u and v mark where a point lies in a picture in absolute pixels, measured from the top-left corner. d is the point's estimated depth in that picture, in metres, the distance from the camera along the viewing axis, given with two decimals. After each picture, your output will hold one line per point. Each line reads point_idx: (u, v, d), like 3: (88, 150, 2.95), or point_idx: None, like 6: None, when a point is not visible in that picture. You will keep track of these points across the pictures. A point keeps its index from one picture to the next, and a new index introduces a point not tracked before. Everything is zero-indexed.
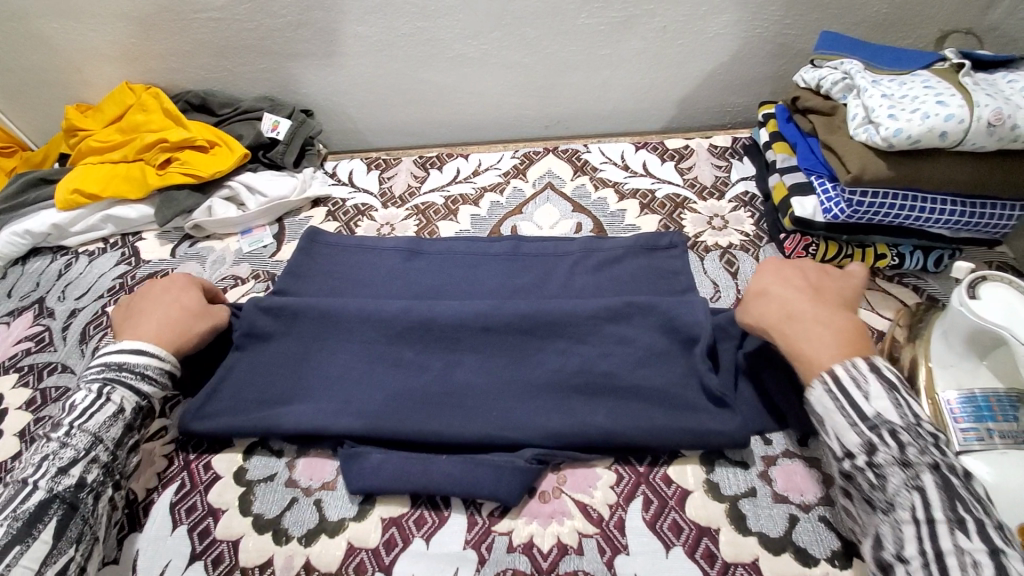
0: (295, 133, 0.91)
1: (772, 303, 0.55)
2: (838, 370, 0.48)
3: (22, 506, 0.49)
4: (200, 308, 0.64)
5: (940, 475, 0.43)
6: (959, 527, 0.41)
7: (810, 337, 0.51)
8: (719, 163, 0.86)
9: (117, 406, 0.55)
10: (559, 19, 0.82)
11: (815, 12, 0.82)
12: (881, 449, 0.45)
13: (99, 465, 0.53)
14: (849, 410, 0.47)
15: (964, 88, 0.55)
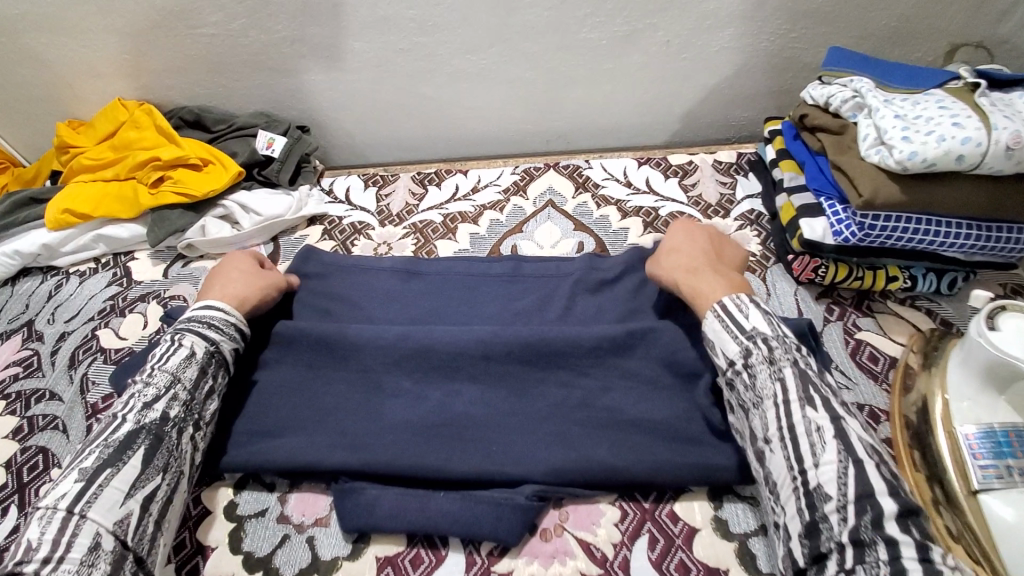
0: (291, 150, 0.89)
1: (679, 258, 0.60)
2: (726, 300, 0.52)
3: (112, 435, 0.50)
4: (256, 272, 0.66)
5: (798, 368, 0.47)
6: (808, 404, 0.46)
7: (707, 282, 0.55)
8: (724, 180, 0.84)
9: (189, 350, 0.56)
10: (560, 34, 0.80)
11: (822, 26, 0.80)
12: (754, 352, 0.49)
13: (180, 402, 0.53)
14: (731, 326, 0.51)
15: (981, 109, 0.53)
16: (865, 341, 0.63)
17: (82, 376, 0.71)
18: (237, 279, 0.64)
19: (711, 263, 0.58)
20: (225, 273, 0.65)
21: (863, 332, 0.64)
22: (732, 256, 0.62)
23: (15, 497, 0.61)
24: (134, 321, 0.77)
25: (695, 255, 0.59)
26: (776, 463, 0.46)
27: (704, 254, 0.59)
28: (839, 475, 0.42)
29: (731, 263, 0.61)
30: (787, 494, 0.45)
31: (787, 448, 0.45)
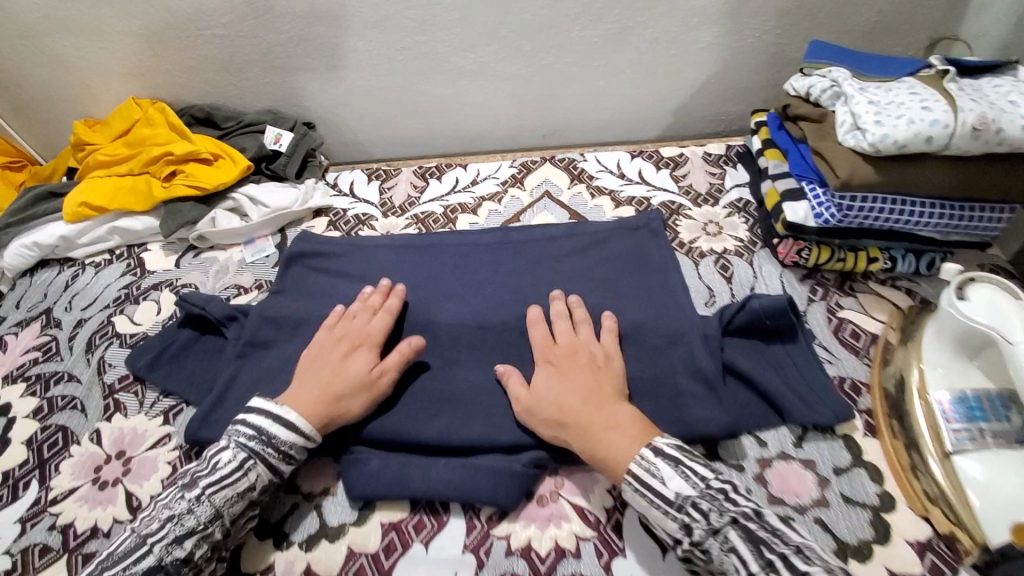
0: (297, 145, 0.93)
1: (556, 413, 0.55)
2: (634, 465, 0.50)
3: (134, 566, 0.48)
4: (365, 380, 0.59)
5: (741, 527, 0.45)
6: (773, 571, 0.42)
7: (605, 442, 0.52)
8: (713, 170, 0.88)
9: (248, 483, 0.53)
10: (554, 32, 0.84)
11: (805, 22, 0.83)
12: (695, 525, 0.46)
13: (209, 542, 0.51)
14: (655, 498, 0.48)
15: (949, 94, 0.56)
16: (848, 319, 0.66)
17: (99, 359, 0.74)
18: (337, 383, 0.58)
19: (594, 405, 0.55)
20: (330, 371, 0.60)
21: (845, 311, 0.67)
22: (617, 382, 0.58)
23: (37, 471, 0.65)
24: (147, 308, 0.80)
25: (568, 402, 0.55)
26: None
27: (589, 396, 0.56)
28: None
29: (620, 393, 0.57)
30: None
31: None
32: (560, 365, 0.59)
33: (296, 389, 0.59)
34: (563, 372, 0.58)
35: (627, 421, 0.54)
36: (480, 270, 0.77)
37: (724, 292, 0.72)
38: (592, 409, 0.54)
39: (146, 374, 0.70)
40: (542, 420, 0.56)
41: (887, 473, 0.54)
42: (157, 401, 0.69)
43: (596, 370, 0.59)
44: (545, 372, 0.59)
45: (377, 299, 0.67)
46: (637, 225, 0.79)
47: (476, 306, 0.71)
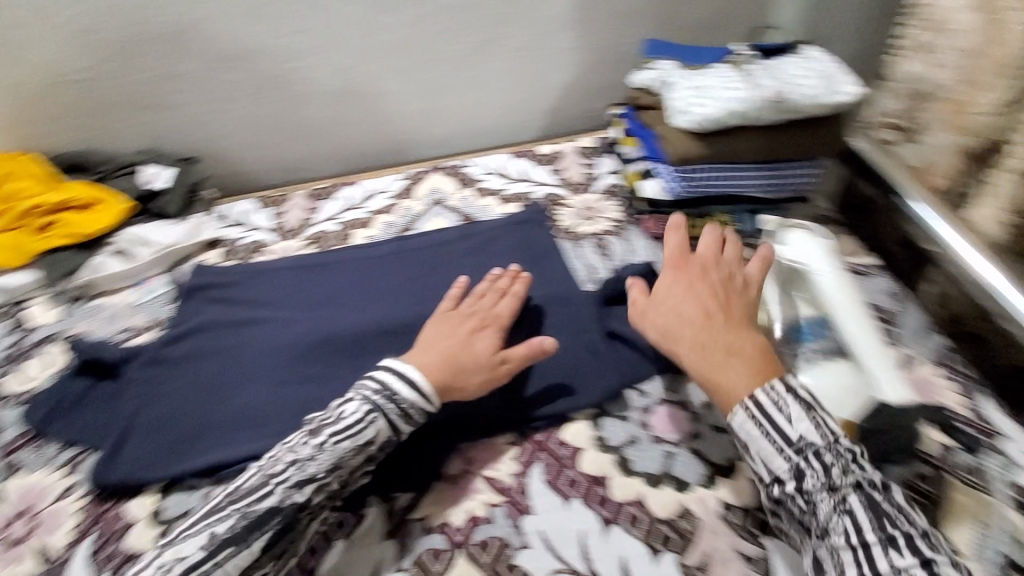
0: (179, 181, 0.92)
1: (672, 325, 0.58)
2: (760, 396, 0.51)
3: (254, 504, 0.51)
4: (518, 353, 0.61)
5: (864, 495, 0.46)
6: (891, 545, 0.44)
7: (722, 365, 0.54)
8: (586, 162, 0.96)
9: (371, 437, 0.54)
10: (422, 48, 0.90)
11: (645, 24, 0.94)
12: (808, 475, 0.48)
13: (325, 490, 0.53)
14: (774, 431, 0.50)
15: (748, 75, 0.67)
16: None
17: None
18: (462, 358, 0.59)
19: (716, 329, 0.56)
20: (455, 346, 0.60)
21: None
22: (747, 304, 0.60)
23: None
24: (32, 364, 0.76)
25: (693, 316, 0.58)
26: None
27: (716, 313, 0.58)
28: None
29: (745, 316, 0.59)
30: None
31: None
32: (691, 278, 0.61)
33: (414, 356, 0.60)
34: (692, 287, 0.60)
35: (750, 351, 0.55)
36: (379, 280, 0.80)
37: (604, 268, 0.79)
38: (713, 330, 0.56)
39: (41, 430, 0.68)
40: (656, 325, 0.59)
41: None
42: (58, 455, 0.67)
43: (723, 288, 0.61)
44: (676, 279, 0.61)
45: (504, 284, 0.68)
46: (522, 219, 0.85)
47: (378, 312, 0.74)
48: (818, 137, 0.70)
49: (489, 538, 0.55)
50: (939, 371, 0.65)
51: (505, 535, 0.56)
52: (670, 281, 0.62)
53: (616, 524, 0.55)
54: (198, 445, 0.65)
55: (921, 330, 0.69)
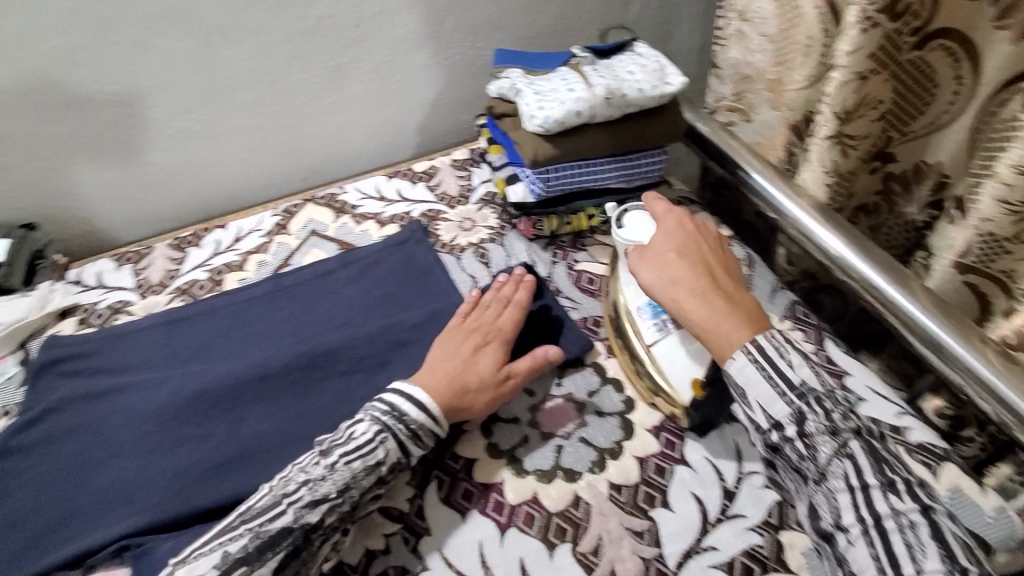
0: (16, 251, 0.82)
1: (671, 275, 0.59)
2: (763, 342, 0.53)
3: (267, 525, 0.49)
4: (491, 375, 0.61)
5: (865, 442, 0.50)
6: (889, 489, 0.48)
7: (721, 313, 0.56)
8: (461, 174, 0.97)
9: (379, 457, 0.53)
10: (273, 79, 0.87)
11: (497, 34, 0.97)
12: (810, 419, 0.51)
13: (339, 510, 0.52)
14: (775, 376, 0.52)
15: (587, 75, 0.70)
16: (584, 270, 0.79)
17: None
18: (470, 376, 0.60)
19: (713, 280, 0.59)
20: (460, 363, 0.61)
21: (581, 264, 0.79)
22: (732, 264, 0.62)
23: None
24: None
25: (691, 267, 0.60)
26: (856, 551, 0.47)
27: (708, 269, 0.60)
28: (936, 558, 0.45)
29: (734, 274, 0.61)
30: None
31: (869, 540, 0.47)
32: (687, 230, 0.63)
33: (422, 376, 0.60)
34: (688, 240, 0.62)
35: (744, 306, 0.57)
36: (256, 323, 0.76)
37: (485, 276, 0.80)
38: (711, 282, 0.59)
39: None
40: (655, 274, 0.61)
41: (627, 382, 0.66)
42: None
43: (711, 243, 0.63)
44: (672, 231, 0.63)
45: (508, 292, 0.69)
46: (401, 238, 0.85)
47: (255, 357, 0.70)
48: (663, 126, 0.74)
49: (387, 568, 0.54)
50: (788, 325, 0.71)
51: (403, 561, 0.54)
52: (669, 233, 0.63)
53: (513, 527, 0.56)
54: (63, 533, 0.59)
55: (772, 289, 0.74)
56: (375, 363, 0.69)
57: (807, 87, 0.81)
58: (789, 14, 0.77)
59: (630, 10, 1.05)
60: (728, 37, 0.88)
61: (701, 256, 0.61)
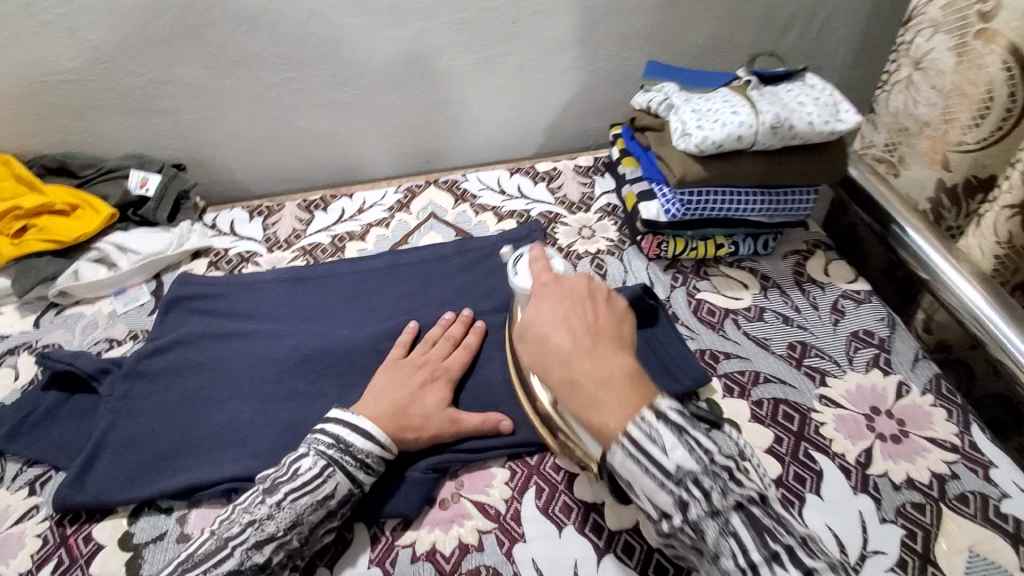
0: (167, 186, 0.88)
1: (544, 359, 0.51)
2: (634, 431, 0.44)
3: (211, 570, 0.48)
4: (439, 409, 0.59)
5: (745, 512, 0.42)
6: (776, 562, 0.40)
7: (595, 398, 0.47)
8: (584, 180, 0.95)
9: (327, 491, 0.52)
10: (423, 62, 0.89)
11: (647, 45, 0.95)
12: (692, 502, 0.43)
13: (287, 548, 0.50)
14: (652, 468, 0.44)
15: (752, 100, 0.68)
16: (705, 300, 0.75)
17: None
18: (411, 406, 0.58)
19: (585, 356, 0.49)
20: (404, 394, 0.59)
21: (702, 292, 0.75)
22: (613, 325, 0.53)
23: None
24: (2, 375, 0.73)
25: (561, 344, 0.50)
26: None
27: (586, 338, 0.51)
28: None
29: (615, 338, 0.52)
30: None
31: None
32: (562, 297, 0.55)
33: (364, 404, 0.58)
34: (563, 310, 0.53)
35: (619, 379, 0.48)
36: (371, 294, 0.78)
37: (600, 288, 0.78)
38: (581, 360, 0.49)
39: (5, 447, 0.64)
40: (533, 357, 0.52)
41: (745, 425, 0.62)
42: (21, 472, 0.64)
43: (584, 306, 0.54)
44: (543, 303, 0.54)
45: (458, 331, 0.68)
46: (519, 236, 0.84)
47: (369, 329, 0.72)
48: (822, 164, 0.70)
49: (480, 566, 0.53)
50: (930, 400, 0.63)
51: (495, 563, 0.53)
52: (542, 305, 0.54)
53: (610, 553, 0.54)
54: (175, 464, 0.61)
55: (914, 357, 0.67)
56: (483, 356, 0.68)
57: (977, 149, 0.73)
58: (970, 70, 0.70)
59: (786, 39, 1.00)
60: (894, 83, 0.81)
61: (576, 325, 0.52)
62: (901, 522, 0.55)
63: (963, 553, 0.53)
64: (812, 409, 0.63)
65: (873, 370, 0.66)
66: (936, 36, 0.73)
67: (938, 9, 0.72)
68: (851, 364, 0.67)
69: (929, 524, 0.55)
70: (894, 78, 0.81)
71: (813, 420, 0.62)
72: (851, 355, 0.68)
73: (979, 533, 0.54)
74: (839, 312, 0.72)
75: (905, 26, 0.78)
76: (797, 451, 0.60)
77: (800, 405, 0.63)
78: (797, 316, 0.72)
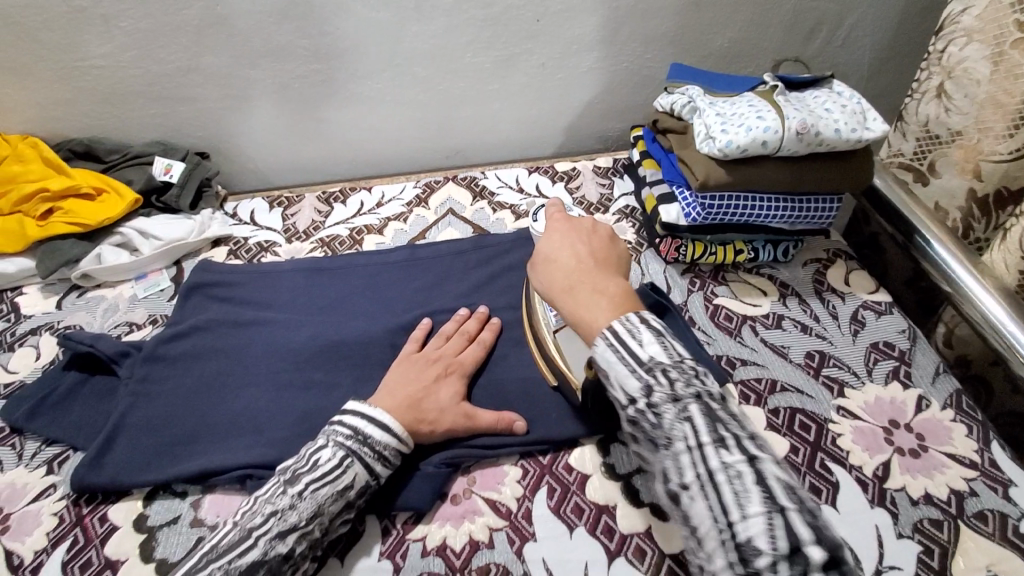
0: (190, 175, 0.89)
1: (547, 274, 0.54)
2: (616, 325, 0.46)
3: (236, 561, 0.47)
4: (454, 404, 0.60)
5: (704, 403, 0.42)
6: (722, 446, 0.40)
7: (587, 301, 0.50)
8: (603, 181, 0.95)
9: (348, 482, 0.52)
10: (446, 58, 0.89)
11: (670, 48, 0.94)
12: (657, 388, 0.43)
13: (308, 539, 0.50)
14: (626, 358, 0.45)
15: (779, 105, 0.67)
16: (722, 305, 0.74)
17: None
18: (427, 400, 0.59)
19: (584, 272, 0.52)
20: (418, 388, 0.59)
21: (719, 298, 0.75)
22: (615, 255, 0.56)
23: None
24: (25, 354, 0.75)
25: (567, 261, 0.54)
26: (697, 510, 0.39)
27: (589, 258, 0.54)
28: (767, 530, 0.36)
29: (616, 266, 0.55)
30: (711, 543, 0.38)
31: (708, 499, 0.39)
32: (569, 224, 0.58)
33: (380, 396, 0.58)
34: (570, 236, 0.57)
35: (613, 291, 0.50)
36: (388, 288, 0.79)
37: None
38: (581, 274, 0.52)
39: (25, 425, 0.65)
40: (538, 275, 0.55)
41: (760, 433, 0.61)
42: (39, 451, 0.65)
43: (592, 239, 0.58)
44: (551, 228, 0.58)
45: (473, 326, 0.68)
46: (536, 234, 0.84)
47: (384, 322, 0.72)
48: (848, 173, 0.69)
49: (490, 564, 0.53)
50: (950, 416, 0.62)
51: (506, 561, 0.53)
52: (552, 230, 0.58)
53: (621, 556, 0.53)
54: (191, 449, 0.62)
55: (935, 371, 0.66)
56: (497, 353, 0.68)
57: (1011, 160, 0.72)
58: (1009, 78, 0.69)
59: (812, 44, 0.99)
60: (925, 92, 0.79)
61: (581, 250, 0.55)
62: (918, 537, 0.54)
63: (981, 572, 0.52)
64: (829, 419, 0.62)
65: (892, 383, 0.66)
66: (970, 46, 0.72)
67: (973, 18, 0.71)
68: (870, 376, 0.66)
69: (946, 541, 0.54)
70: (924, 87, 0.80)
71: (830, 431, 0.61)
72: (870, 366, 0.67)
73: (998, 553, 0.53)
74: (859, 322, 0.72)
75: (938, 35, 0.76)
76: (813, 462, 0.59)
77: (817, 415, 0.63)
78: (815, 325, 0.71)
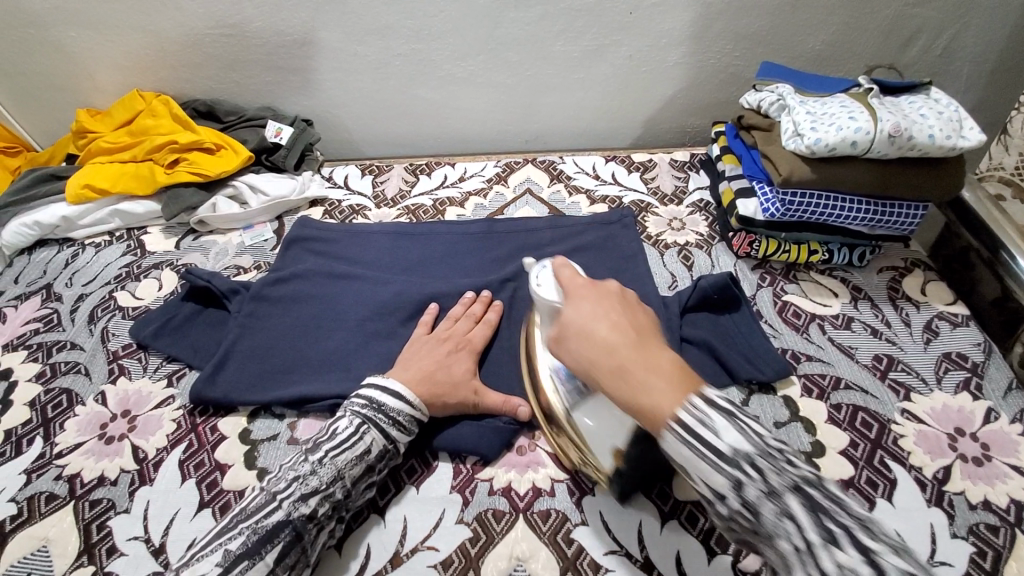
0: (296, 139, 0.98)
1: (584, 346, 0.45)
2: (685, 416, 0.40)
3: (263, 520, 0.51)
4: (465, 380, 0.63)
5: (804, 494, 0.38)
6: (835, 544, 0.36)
7: (643, 383, 0.42)
8: (679, 174, 0.97)
9: (366, 446, 0.56)
10: (539, 45, 0.93)
11: (760, 47, 0.96)
12: (748, 484, 0.38)
13: (330, 501, 0.53)
14: (704, 452, 0.39)
15: (872, 107, 0.68)
16: (791, 302, 0.75)
17: (102, 330, 0.79)
18: (442, 377, 0.62)
19: (632, 340, 0.44)
20: (433, 363, 0.63)
21: (789, 295, 0.76)
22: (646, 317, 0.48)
23: (41, 429, 0.69)
24: (148, 284, 0.85)
25: (609, 333, 0.45)
26: None
27: (626, 325, 0.46)
28: None
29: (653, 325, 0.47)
30: None
31: None
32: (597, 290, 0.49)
33: (396, 371, 0.62)
34: (600, 302, 0.48)
35: (665, 366, 0.43)
36: (465, 256, 0.84)
37: (685, 278, 0.80)
38: (627, 347, 0.44)
39: (150, 343, 0.75)
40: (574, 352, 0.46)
41: (820, 426, 0.63)
42: (161, 366, 0.74)
43: (621, 303, 0.48)
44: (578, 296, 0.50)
45: (479, 309, 0.72)
46: (609, 219, 0.87)
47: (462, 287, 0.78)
48: (938, 177, 0.70)
49: (550, 509, 0.58)
50: (1017, 430, 0.62)
51: (565, 509, 0.58)
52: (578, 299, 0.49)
53: (675, 519, 0.57)
54: (290, 379, 0.70)
55: (1008, 386, 0.66)
56: None
57: None
58: None
59: (908, 51, 0.97)
60: None
61: (617, 318, 0.46)
62: (972, 539, 0.55)
63: None
64: (891, 420, 0.63)
65: (961, 394, 0.65)
66: None
67: None
68: (939, 383, 0.66)
69: (1001, 546, 0.54)
70: None
71: (893, 431, 0.62)
72: (940, 375, 0.67)
73: None
74: (932, 331, 0.72)
75: None
76: (873, 458, 0.60)
77: (880, 415, 0.64)
78: (886, 330, 0.72)
